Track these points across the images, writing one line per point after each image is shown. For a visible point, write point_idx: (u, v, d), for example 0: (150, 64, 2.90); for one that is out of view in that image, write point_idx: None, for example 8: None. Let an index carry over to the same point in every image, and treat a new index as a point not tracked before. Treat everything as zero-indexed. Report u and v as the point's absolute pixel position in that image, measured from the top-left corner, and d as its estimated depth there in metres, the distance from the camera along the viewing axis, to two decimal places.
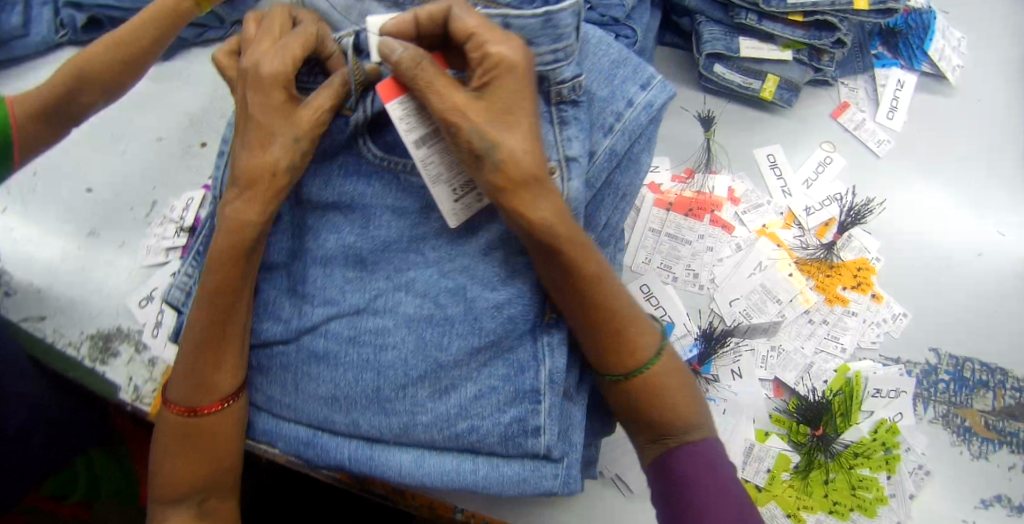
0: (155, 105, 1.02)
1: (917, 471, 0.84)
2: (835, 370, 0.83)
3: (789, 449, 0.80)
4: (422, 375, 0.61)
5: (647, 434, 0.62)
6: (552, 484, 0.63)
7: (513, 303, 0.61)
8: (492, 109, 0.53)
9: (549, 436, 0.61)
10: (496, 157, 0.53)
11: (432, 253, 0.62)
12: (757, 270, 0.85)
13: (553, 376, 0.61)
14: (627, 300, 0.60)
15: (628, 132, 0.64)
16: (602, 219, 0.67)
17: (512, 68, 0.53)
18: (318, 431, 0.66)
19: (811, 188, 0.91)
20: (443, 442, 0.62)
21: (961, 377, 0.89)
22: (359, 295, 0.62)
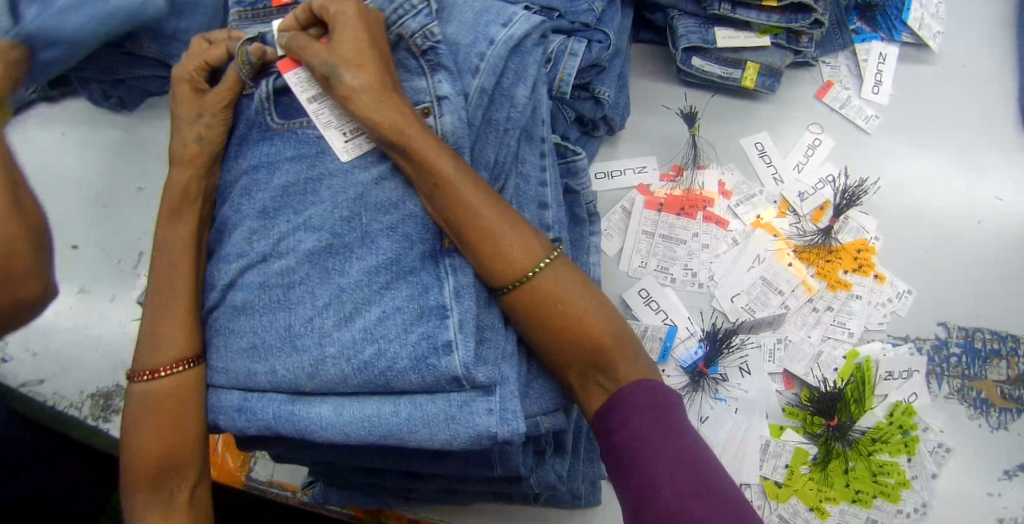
0: (132, 153, 1.01)
1: (938, 449, 0.83)
2: (843, 357, 0.82)
3: (806, 441, 0.80)
4: (327, 307, 0.64)
5: (582, 366, 0.62)
6: (485, 421, 0.58)
7: (408, 223, 0.64)
8: (337, 43, 0.62)
9: (463, 353, 0.59)
10: (341, 88, 0.62)
11: (327, 193, 0.66)
12: (756, 263, 0.83)
13: (460, 291, 0.61)
14: (507, 210, 0.62)
15: (494, 68, 0.67)
16: (491, 158, 0.67)
17: (343, 12, 0.62)
18: (245, 392, 0.67)
19: (802, 173, 0.89)
20: (357, 380, 0.61)
21: (973, 349, 0.87)
22: (267, 243, 0.67)
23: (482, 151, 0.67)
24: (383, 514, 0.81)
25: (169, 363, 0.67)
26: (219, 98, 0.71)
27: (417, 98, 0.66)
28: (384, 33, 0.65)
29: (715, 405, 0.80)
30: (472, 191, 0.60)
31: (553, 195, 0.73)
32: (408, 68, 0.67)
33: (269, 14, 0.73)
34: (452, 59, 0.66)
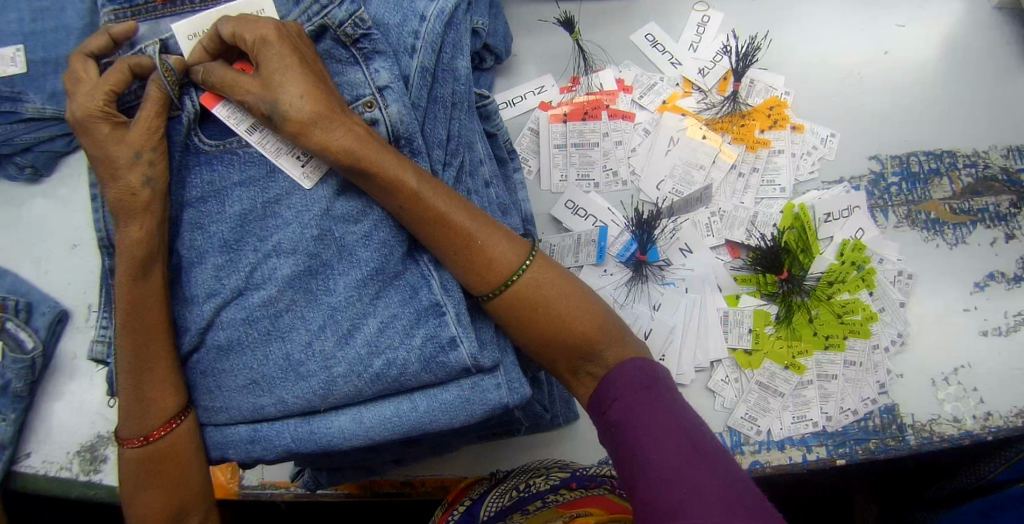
0: (58, 214, 1.02)
1: (900, 278, 0.83)
2: (780, 212, 0.82)
3: (765, 302, 0.79)
4: (322, 328, 0.55)
5: (570, 357, 0.57)
6: (498, 396, 0.56)
7: (385, 224, 0.56)
8: (263, 70, 0.51)
9: (469, 345, 0.55)
10: (280, 116, 0.52)
11: (289, 212, 0.56)
12: (671, 145, 0.83)
13: (447, 286, 0.56)
14: (485, 221, 0.56)
15: (432, 45, 0.60)
16: (443, 134, 0.62)
17: (265, 41, 0.51)
18: (254, 425, 0.57)
19: (697, 51, 0.89)
20: (371, 391, 0.55)
21: (910, 173, 0.87)
22: (235, 276, 0.56)
23: (433, 129, 0.61)
24: (378, 486, 0.79)
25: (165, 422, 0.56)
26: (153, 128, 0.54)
27: (356, 93, 0.57)
28: (311, 47, 0.54)
29: (664, 290, 0.79)
30: (444, 206, 0.54)
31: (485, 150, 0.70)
32: (337, 60, 0.58)
33: (155, 12, 0.61)
34: (389, 42, 0.59)
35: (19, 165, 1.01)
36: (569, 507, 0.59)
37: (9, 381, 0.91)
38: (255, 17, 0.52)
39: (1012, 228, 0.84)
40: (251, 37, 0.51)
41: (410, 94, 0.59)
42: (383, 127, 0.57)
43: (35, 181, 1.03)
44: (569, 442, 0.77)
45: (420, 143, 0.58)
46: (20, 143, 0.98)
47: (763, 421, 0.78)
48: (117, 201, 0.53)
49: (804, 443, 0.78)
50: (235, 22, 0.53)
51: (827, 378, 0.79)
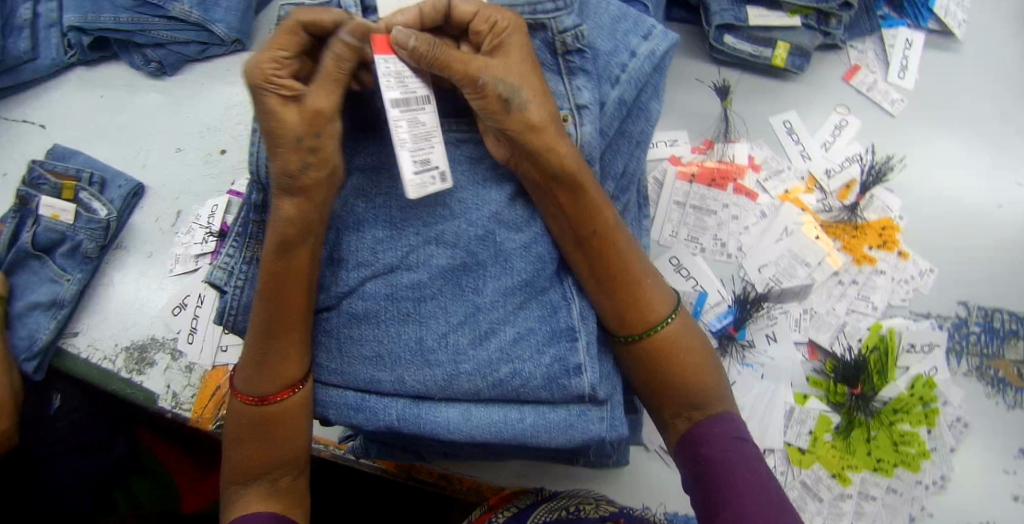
0: (171, 114, 1.05)
1: (955, 423, 0.84)
2: (868, 329, 0.84)
3: (829, 409, 0.82)
4: (461, 323, 0.61)
5: (679, 402, 0.65)
6: (598, 429, 0.62)
7: (537, 243, 0.63)
8: (508, 64, 0.57)
9: (592, 375, 0.61)
10: (521, 104, 0.57)
11: (457, 206, 0.61)
12: (784, 235, 0.85)
13: (585, 314, 0.63)
14: (642, 257, 0.64)
15: (635, 81, 0.65)
16: (620, 168, 0.68)
17: (517, 30, 0.58)
18: (364, 393, 0.63)
19: (828, 151, 0.91)
20: (490, 393, 0.61)
21: (991, 328, 0.88)
22: (393, 252, 0.61)
23: (613, 160, 0.68)
24: (415, 470, 0.82)
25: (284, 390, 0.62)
26: (324, 105, 0.55)
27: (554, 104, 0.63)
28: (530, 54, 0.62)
29: (742, 370, 0.81)
30: (618, 232, 0.63)
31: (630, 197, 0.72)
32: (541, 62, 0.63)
33: None
34: (598, 65, 0.65)
35: (147, 57, 1.05)
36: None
37: (81, 242, 0.95)
38: (503, 15, 0.58)
39: None
40: (490, 25, 0.58)
41: (604, 119, 0.65)
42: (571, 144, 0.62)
43: (158, 75, 1.07)
44: (610, 485, 0.79)
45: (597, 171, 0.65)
46: (155, 39, 1.03)
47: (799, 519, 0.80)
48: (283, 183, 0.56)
49: None
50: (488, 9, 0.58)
51: (867, 498, 0.80)
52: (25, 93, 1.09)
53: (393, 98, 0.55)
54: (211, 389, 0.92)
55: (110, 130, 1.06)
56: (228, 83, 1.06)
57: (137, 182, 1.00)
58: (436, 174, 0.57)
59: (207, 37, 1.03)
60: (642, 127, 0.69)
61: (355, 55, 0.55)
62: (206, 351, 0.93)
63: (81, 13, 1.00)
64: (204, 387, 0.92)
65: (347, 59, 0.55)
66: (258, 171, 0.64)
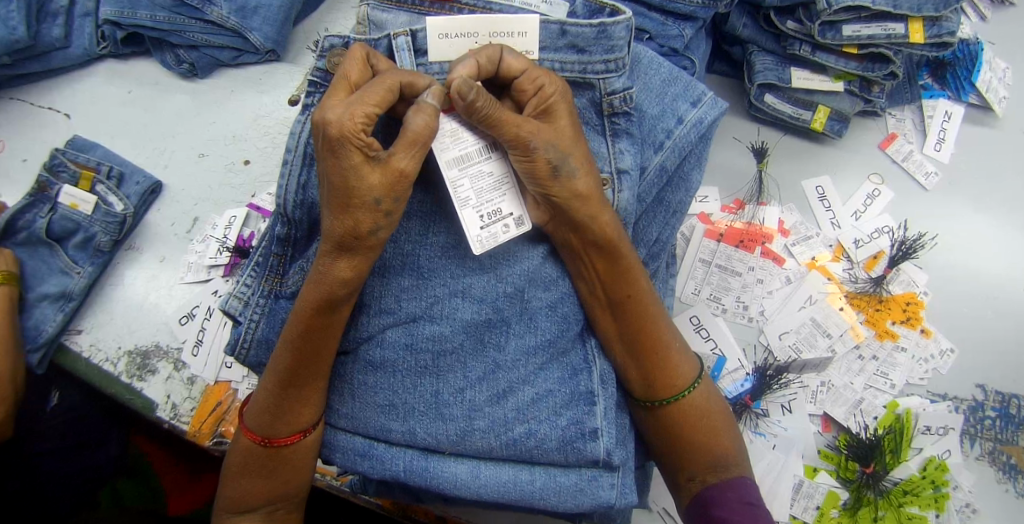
0: (197, 116, 1.05)
1: (964, 509, 0.84)
2: (884, 407, 0.83)
3: (839, 485, 0.80)
4: (479, 380, 0.60)
5: (697, 462, 0.63)
6: (608, 495, 0.62)
7: (562, 302, 0.63)
8: (558, 132, 0.57)
9: (608, 439, 0.61)
10: (567, 172, 0.57)
11: (489, 259, 0.61)
12: (807, 304, 0.84)
13: (604, 377, 0.63)
14: (670, 322, 0.65)
15: (680, 148, 0.66)
16: (654, 236, 0.69)
17: (564, 95, 0.57)
18: (371, 442, 0.63)
19: (860, 220, 0.90)
20: (501, 453, 0.61)
21: (1007, 414, 0.87)
22: (417, 302, 0.61)
23: (646, 228, 0.68)
24: (412, 510, 0.80)
25: (295, 433, 0.62)
26: (408, 168, 0.54)
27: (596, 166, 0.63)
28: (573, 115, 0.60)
29: (753, 439, 0.81)
30: (646, 299, 0.62)
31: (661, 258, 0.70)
32: (587, 122, 0.64)
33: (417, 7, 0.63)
34: (644, 127, 0.66)
35: (179, 57, 1.05)
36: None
37: (94, 234, 0.94)
38: (554, 78, 0.57)
39: None
40: (538, 88, 0.56)
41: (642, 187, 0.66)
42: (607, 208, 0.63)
43: (188, 76, 1.06)
44: None
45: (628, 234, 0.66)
46: (190, 40, 1.02)
47: None
48: (343, 241, 0.55)
49: None
50: (540, 70, 0.57)
51: None
52: (52, 78, 1.09)
53: (450, 155, 0.56)
54: (210, 405, 0.91)
55: (134, 125, 1.05)
56: (259, 92, 1.05)
57: (155, 179, 0.99)
58: (509, 224, 0.58)
59: (242, 43, 1.02)
60: (681, 197, 0.69)
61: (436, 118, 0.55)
62: (210, 365, 0.92)
63: (118, 7, 0.99)
64: (203, 403, 0.91)
65: (430, 123, 0.54)
66: (284, 202, 0.64)
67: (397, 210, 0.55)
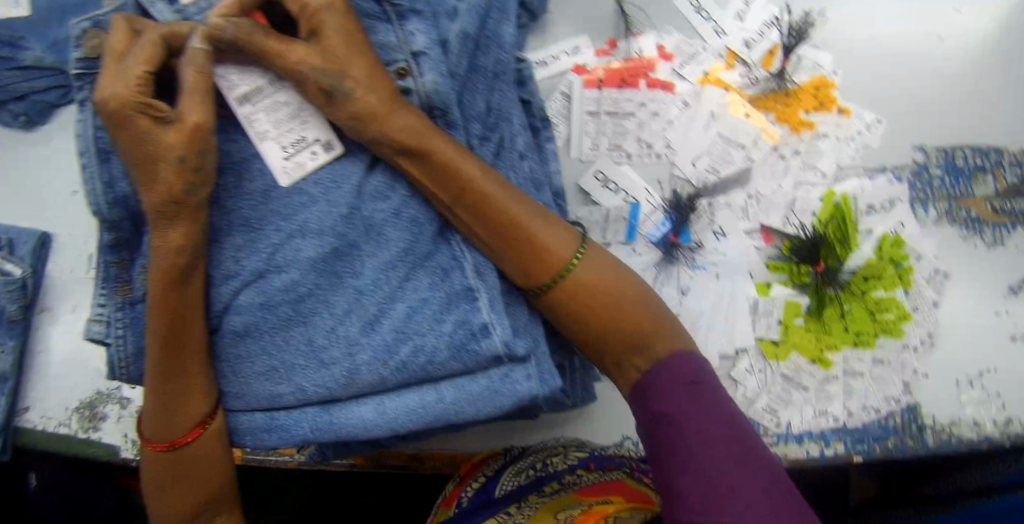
0: (54, 159, 0.94)
1: (934, 277, 0.81)
2: (819, 199, 0.78)
3: (798, 294, 0.76)
4: (347, 313, 0.59)
5: (617, 348, 0.61)
6: (526, 387, 0.59)
7: (407, 208, 0.60)
8: (327, 54, 0.55)
9: (502, 332, 0.58)
10: (344, 92, 0.55)
11: (316, 188, 0.59)
12: (711, 122, 0.78)
13: (480, 270, 0.60)
14: (531, 203, 0.60)
15: (475, 9, 0.62)
16: (482, 107, 0.62)
17: (331, 9, 0.55)
18: (274, 412, 0.63)
19: (745, 20, 0.81)
20: (396, 379, 0.59)
21: (954, 168, 0.83)
22: (257, 259, 0.59)
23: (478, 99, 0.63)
24: (384, 456, 0.81)
25: (195, 427, 0.63)
26: (201, 118, 0.54)
27: (391, 58, 0.59)
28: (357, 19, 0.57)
29: (694, 274, 0.76)
30: (489, 191, 0.58)
31: (520, 121, 0.66)
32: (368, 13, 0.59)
33: None
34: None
35: (12, 112, 0.92)
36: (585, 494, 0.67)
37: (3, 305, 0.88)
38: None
39: None
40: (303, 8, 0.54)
41: (447, 63, 0.60)
42: (416, 96, 0.59)
43: (30, 128, 0.94)
44: (586, 423, 0.77)
45: (455, 115, 0.60)
46: (14, 91, 0.90)
47: (784, 413, 0.77)
48: (161, 207, 0.55)
49: (823, 438, 0.78)
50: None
51: (854, 375, 0.78)
52: None
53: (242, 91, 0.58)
54: None
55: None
56: None
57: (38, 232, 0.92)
58: (317, 150, 0.59)
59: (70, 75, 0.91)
60: (496, 57, 0.64)
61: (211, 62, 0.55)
62: None
63: None
64: None
65: (207, 67, 0.54)
66: (97, 206, 0.63)
67: (203, 161, 0.55)
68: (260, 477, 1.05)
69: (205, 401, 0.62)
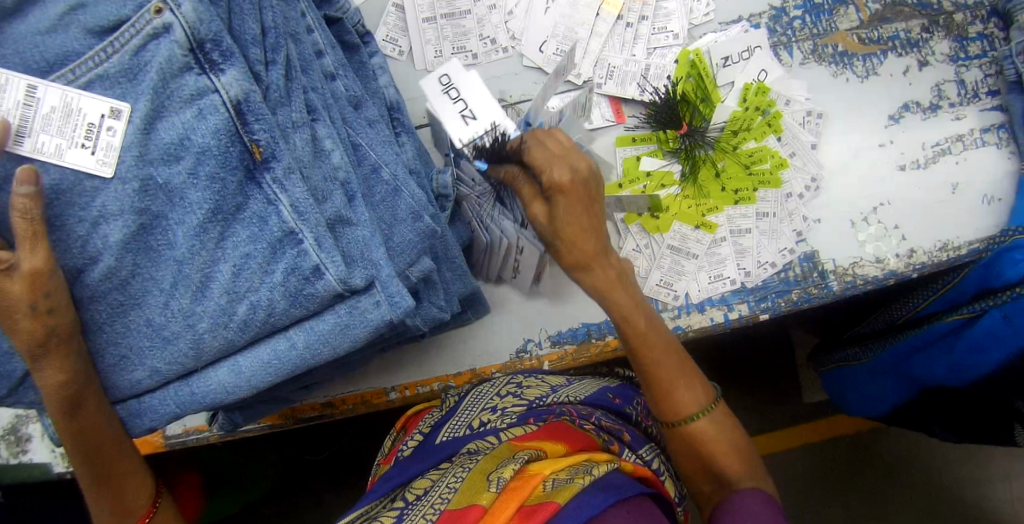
0: None
1: (810, 118, 0.79)
2: (675, 61, 0.76)
3: (668, 162, 0.76)
4: (174, 286, 0.51)
5: (705, 471, 0.65)
6: (379, 315, 0.52)
7: (207, 158, 0.49)
8: (552, 215, 0.62)
9: (335, 269, 0.51)
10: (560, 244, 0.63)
11: (97, 165, 0.49)
12: (551, 2, 0.77)
13: (299, 208, 0.51)
14: (690, 366, 0.66)
15: None
16: (255, 28, 0.52)
17: (571, 192, 0.61)
18: (137, 397, 0.55)
19: None
20: (244, 339, 0.52)
21: (814, 6, 0.82)
22: (58, 247, 0.50)
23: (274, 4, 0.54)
24: (300, 411, 0.76)
25: (144, 515, 0.65)
26: (39, 264, 0.48)
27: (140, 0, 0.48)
28: (591, 192, 0.62)
29: None
30: (653, 353, 0.64)
31: (325, 39, 0.61)
32: None
33: None
34: None
35: None
36: (520, 446, 0.61)
37: None
38: (578, 163, 0.61)
39: (924, 54, 0.83)
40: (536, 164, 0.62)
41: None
42: (179, 31, 0.47)
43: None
44: (487, 338, 0.76)
45: (230, 43, 0.49)
46: None
47: (680, 285, 0.76)
48: (31, 352, 0.51)
49: (724, 303, 0.77)
50: (553, 162, 0.61)
51: (741, 233, 0.76)
52: None
53: (14, 127, 0.49)
54: None
55: None
56: None
57: None
58: (111, 124, 0.48)
59: None
60: None
61: (41, 203, 0.48)
62: None
63: None
64: None
65: (36, 210, 0.47)
66: None
67: (50, 293, 0.49)
68: (221, 458, 1.11)
69: (147, 492, 0.64)
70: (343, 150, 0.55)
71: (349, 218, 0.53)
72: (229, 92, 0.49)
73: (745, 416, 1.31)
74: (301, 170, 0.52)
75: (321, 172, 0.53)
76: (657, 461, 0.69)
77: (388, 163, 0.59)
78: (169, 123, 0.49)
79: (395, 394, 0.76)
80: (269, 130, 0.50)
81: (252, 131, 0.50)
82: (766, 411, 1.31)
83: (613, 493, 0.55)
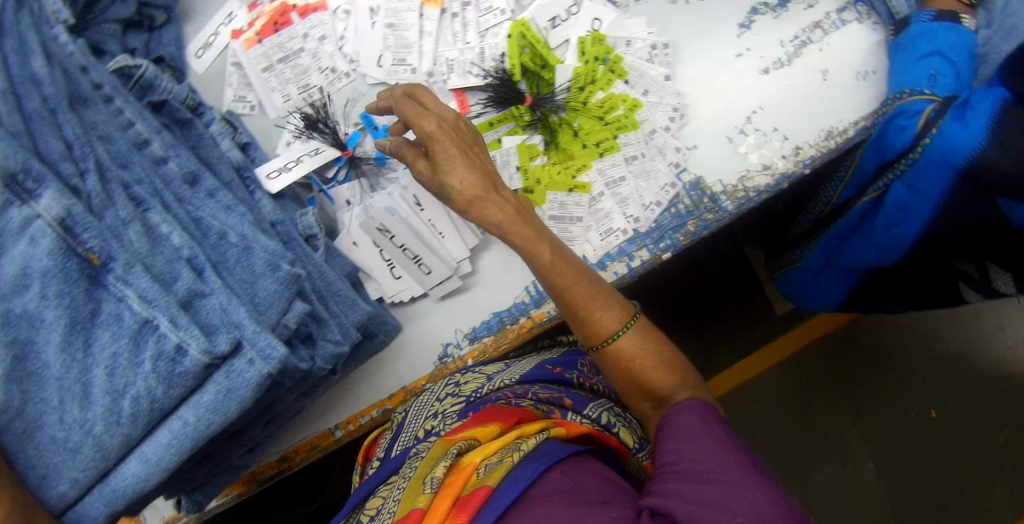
0: None
1: (656, 52, 0.80)
2: (507, 38, 0.79)
3: (529, 136, 0.78)
4: (62, 401, 0.53)
5: (632, 388, 0.66)
6: (253, 372, 0.55)
7: (52, 273, 0.52)
8: (443, 158, 0.64)
9: (197, 341, 0.54)
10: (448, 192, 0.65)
11: None
12: (375, 18, 0.80)
13: (147, 297, 0.54)
14: (598, 280, 0.66)
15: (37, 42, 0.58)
16: (59, 146, 0.54)
17: (451, 137, 0.65)
18: (70, 508, 0.56)
19: None
20: (139, 430, 0.55)
21: None
22: None
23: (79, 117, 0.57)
24: (258, 473, 0.79)
25: None
26: None
27: None
28: (467, 129, 0.67)
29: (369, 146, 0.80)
30: (569, 277, 0.64)
31: (150, 127, 0.64)
32: None
33: None
34: None
35: None
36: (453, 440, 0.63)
37: None
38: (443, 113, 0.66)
39: None
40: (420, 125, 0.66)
41: (4, 126, 0.52)
42: None
43: None
44: (408, 351, 0.79)
45: (39, 167, 0.52)
46: None
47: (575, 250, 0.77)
48: None
49: (623, 253, 0.77)
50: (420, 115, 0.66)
51: (616, 183, 0.77)
52: None
53: None
54: None
55: None
56: None
57: None
58: None
59: None
60: (40, 94, 0.56)
61: None
62: None
63: None
64: None
65: None
66: None
67: None
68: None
69: None
70: (182, 230, 0.59)
71: (206, 292, 0.57)
72: (47, 211, 0.51)
73: (724, 343, 1.30)
74: (142, 262, 0.55)
75: (164, 257, 0.56)
76: (605, 415, 0.70)
77: (234, 228, 0.62)
78: (7, 257, 0.51)
79: (339, 431, 0.79)
80: (102, 235, 0.53)
81: (84, 241, 0.53)
82: (743, 332, 1.30)
83: (542, 461, 0.57)
